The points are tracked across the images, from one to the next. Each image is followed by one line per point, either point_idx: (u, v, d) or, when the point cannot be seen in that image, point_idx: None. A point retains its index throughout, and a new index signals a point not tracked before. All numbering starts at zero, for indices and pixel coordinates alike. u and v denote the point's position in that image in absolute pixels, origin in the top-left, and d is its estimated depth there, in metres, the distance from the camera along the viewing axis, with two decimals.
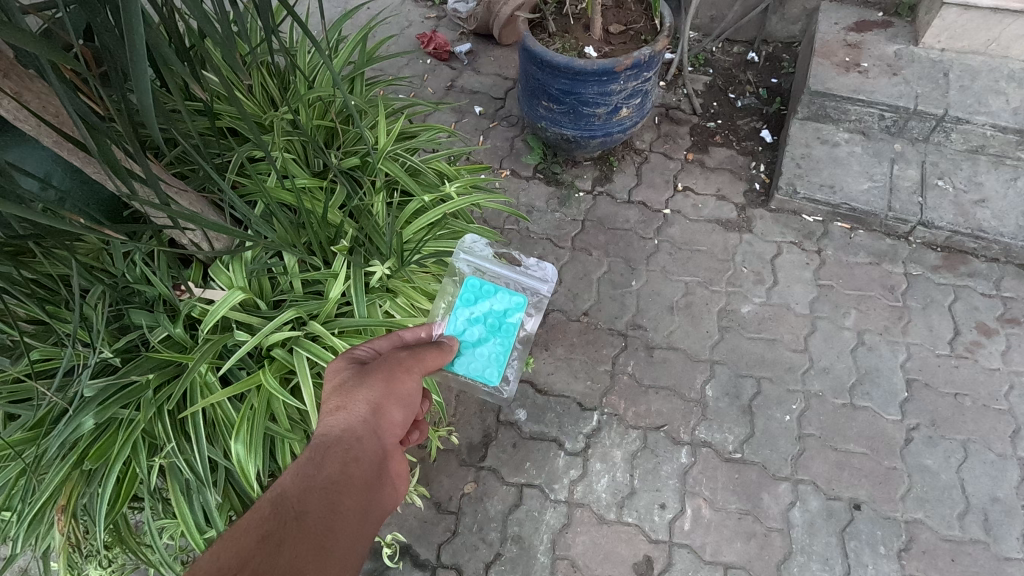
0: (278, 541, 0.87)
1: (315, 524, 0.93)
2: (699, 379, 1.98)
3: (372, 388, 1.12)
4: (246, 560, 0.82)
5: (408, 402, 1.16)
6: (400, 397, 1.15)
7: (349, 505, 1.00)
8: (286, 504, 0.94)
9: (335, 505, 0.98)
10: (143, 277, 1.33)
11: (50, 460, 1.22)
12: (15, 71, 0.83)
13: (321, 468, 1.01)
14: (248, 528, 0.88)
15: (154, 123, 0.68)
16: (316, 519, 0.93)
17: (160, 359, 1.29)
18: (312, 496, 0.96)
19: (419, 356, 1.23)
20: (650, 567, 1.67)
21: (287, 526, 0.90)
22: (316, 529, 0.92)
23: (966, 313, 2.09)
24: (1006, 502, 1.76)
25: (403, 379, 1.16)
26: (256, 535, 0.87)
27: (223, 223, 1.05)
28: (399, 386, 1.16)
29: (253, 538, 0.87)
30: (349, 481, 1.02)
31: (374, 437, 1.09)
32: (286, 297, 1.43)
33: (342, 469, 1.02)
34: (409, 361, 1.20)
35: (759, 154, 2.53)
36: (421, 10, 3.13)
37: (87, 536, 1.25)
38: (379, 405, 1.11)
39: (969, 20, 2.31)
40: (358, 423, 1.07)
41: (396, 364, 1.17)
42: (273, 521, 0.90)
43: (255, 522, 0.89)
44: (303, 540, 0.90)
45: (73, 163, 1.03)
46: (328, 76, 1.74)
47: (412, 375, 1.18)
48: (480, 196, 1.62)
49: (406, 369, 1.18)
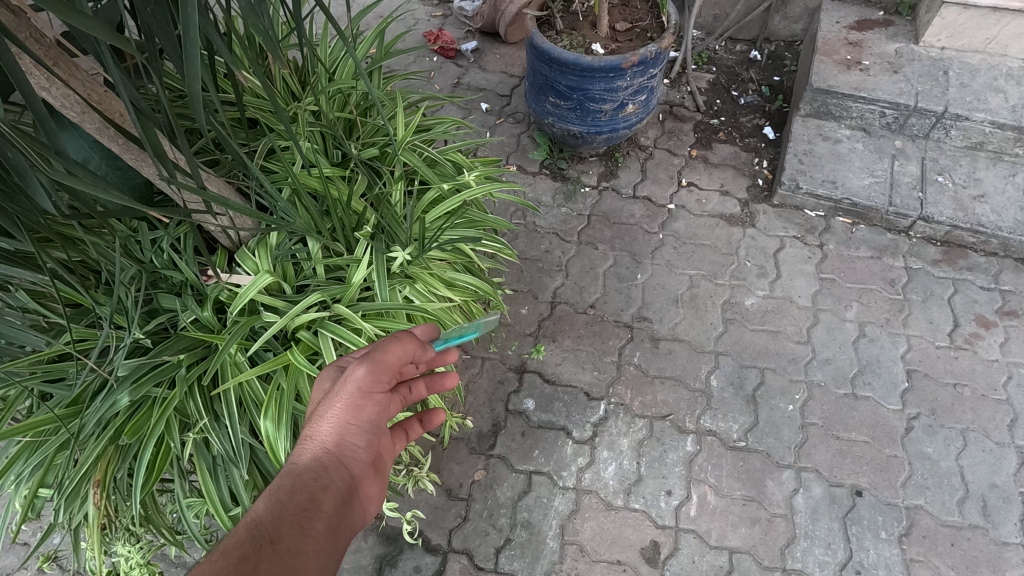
0: (252, 564, 0.84)
1: (288, 547, 0.89)
2: (704, 370, 2.02)
3: (342, 415, 1.07)
4: None
5: (373, 425, 1.11)
6: (369, 425, 1.10)
7: (323, 529, 0.95)
8: (261, 528, 0.90)
9: (308, 528, 0.93)
10: (170, 264, 1.41)
11: (87, 436, 1.29)
12: (64, 60, 0.94)
13: (293, 495, 0.97)
14: (222, 552, 0.85)
15: (201, 109, 0.73)
16: (290, 542, 0.89)
17: (191, 341, 1.37)
18: (286, 520, 0.93)
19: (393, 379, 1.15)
20: (657, 551, 1.71)
21: (261, 550, 0.87)
22: (291, 551, 0.88)
23: (965, 306, 2.14)
24: (1004, 489, 1.80)
25: (375, 405, 1.11)
26: (232, 558, 0.83)
27: (249, 208, 1.12)
28: (367, 411, 1.10)
29: (227, 562, 0.83)
30: (321, 505, 0.98)
31: (342, 465, 1.05)
32: (309, 282, 1.49)
33: (313, 496, 0.98)
34: (381, 387, 1.13)
35: (762, 151, 2.57)
36: (428, 9, 3.18)
37: (117, 513, 1.31)
38: (343, 432, 1.07)
39: (969, 19, 2.36)
40: (325, 451, 1.03)
41: (362, 386, 1.11)
42: (248, 544, 0.87)
43: (228, 548, 0.86)
44: (277, 562, 0.86)
45: (111, 149, 1.11)
46: (348, 69, 1.81)
47: (382, 406, 1.12)
48: (495, 185, 1.67)
49: (377, 396, 1.12)
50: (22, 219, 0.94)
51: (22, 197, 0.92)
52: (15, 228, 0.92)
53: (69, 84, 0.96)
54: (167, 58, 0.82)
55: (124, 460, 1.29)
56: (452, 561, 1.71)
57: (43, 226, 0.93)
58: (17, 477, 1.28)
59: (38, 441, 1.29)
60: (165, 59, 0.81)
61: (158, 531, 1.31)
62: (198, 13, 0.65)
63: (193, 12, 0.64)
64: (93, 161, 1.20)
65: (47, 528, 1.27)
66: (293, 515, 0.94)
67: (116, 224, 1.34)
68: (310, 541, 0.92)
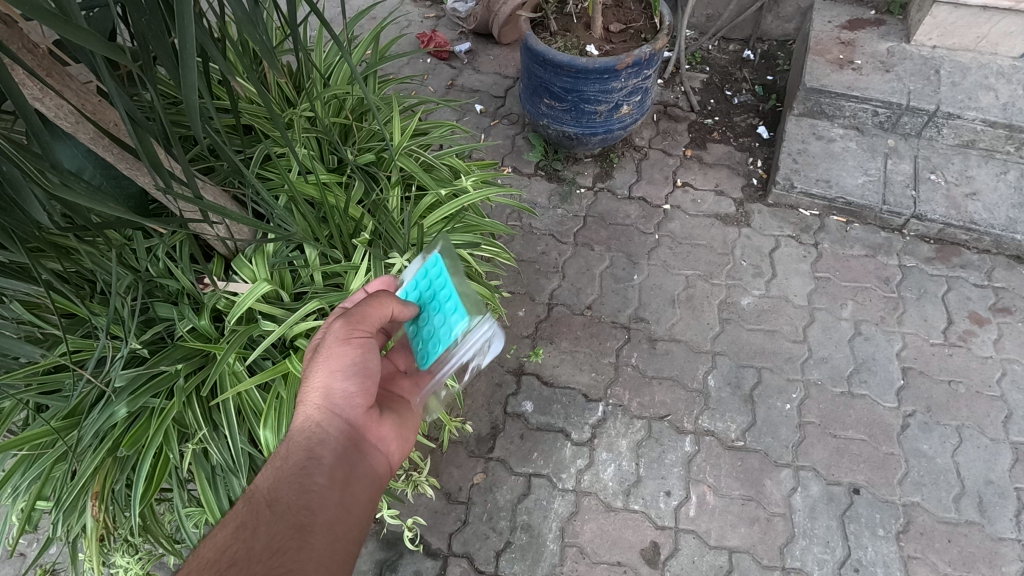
0: (252, 528, 0.94)
1: (288, 506, 0.99)
2: (701, 370, 2.02)
3: (317, 372, 1.10)
4: (218, 550, 0.90)
5: (356, 371, 1.12)
6: (343, 370, 1.12)
7: (323, 483, 1.05)
8: (259, 495, 1.01)
9: (308, 485, 1.03)
10: (166, 272, 1.41)
11: (84, 447, 1.28)
12: (57, 70, 0.93)
13: (287, 458, 1.06)
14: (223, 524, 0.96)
15: (197, 118, 0.72)
16: (287, 501, 0.99)
17: (187, 350, 1.37)
18: (284, 482, 1.03)
19: (354, 318, 1.12)
20: (656, 552, 1.72)
21: (260, 513, 0.97)
22: (291, 510, 0.99)
23: (959, 303, 2.15)
24: (999, 485, 1.82)
25: (342, 348, 1.11)
26: (232, 524, 0.95)
27: (247, 216, 1.12)
28: (341, 358, 1.11)
29: (228, 532, 0.94)
30: (319, 461, 1.06)
31: (336, 416, 1.11)
32: (307, 289, 1.49)
33: (309, 453, 1.06)
34: (347, 330, 1.12)
35: (756, 150, 2.58)
36: (421, 11, 3.17)
37: (115, 524, 1.31)
38: (327, 384, 1.11)
39: (959, 18, 2.37)
40: (312, 411, 1.10)
41: (332, 337, 1.11)
42: (248, 511, 0.97)
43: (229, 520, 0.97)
44: (275, 522, 0.96)
45: (106, 159, 1.11)
46: (343, 74, 1.81)
47: (351, 346, 1.12)
48: (493, 190, 1.67)
49: (341, 339, 1.11)
50: (16, 231, 0.93)
51: (16, 209, 0.91)
52: (9, 240, 0.92)
53: (64, 95, 0.95)
54: (162, 65, 0.81)
55: (123, 471, 1.29)
56: (453, 564, 1.71)
57: (38, 239, 0.92)
58: (14, 490, 1.28)
59: (34, 454, 1.29)
60: (160, 68, 0.81)
61: (157, 542, 1.31)
62: (193, 23, 0.64)
63: (190, 22, 0.63)
64: (87, 170, 1.19)
65: (45, 541, 1.27)
66: (291, 477, 1.03)
67: (110, 233, 1.34)
68: (310, 497, 1.02)
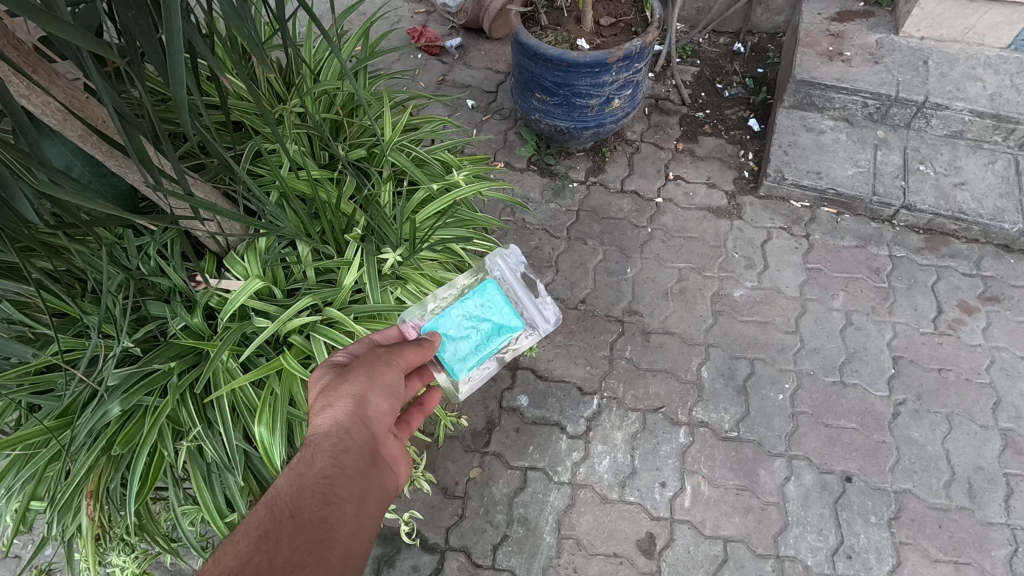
0: (274, 539, 0.90)
1: (311, 518, 0.95)
2: (695, 362, 2.04)
3: (354, 384, 1.13)
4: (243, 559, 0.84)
5: (391, 389, 1.18)
6: (382, 385, 1.16)
7: (344, 496, 1.01)
8: (280, 505, 0.96)
9: (330, 496, 0.99)
10: (157, 270, 1.41)
11: (79, 447, 1.28)
12: (44, 67, 0.92)
13: (313, 465, 1.03)
14: (242, 534, 0.91)
15: (187, 116, 0.71)
16: (311, 515, 0.95)
17: (181, 348, 1.37)
18: (306, 494, 0.98)
19: (398, 348, 1.23)
20: (652, 543, 1.73)
21: (282, 525, 0.92)
22: (313, 523, 0.94)
23: (948, 292, 2.17)
24: (989, 471, 1.84)
25: (385, 366, 1.19)
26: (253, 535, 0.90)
27: (240, 213, 1.12)
28: (382, 375, 1.17)
29: (247, 544, 0.89)
30: (343, 471, 1.04)
31: (363, 427, 1.11)
32: (300, 286, 1.50)
33: (334, 462, 1.04)
34: (390, 353, 1.21)
35: (747, 143, 2.59)
36: (411, 6, 3.15)
37: (111, 523, 1.31)
38: (363, 395, 1.13)
39: (946, 9, 2.39)
40: (343, 418, 1.09)
41: (374, 356, 1.19)
42: (269, 522, 0.92)
43: (248, 530, 0.91)
44: (298, 535, 0.91)
45: (95, 157, 1.11)
46: (333, 70, 1.81)
47: (392, 367, 1.19)
48: (485, 184, 1.67)
49: (385, 359, 1.20)
50: (5, 229, 0.92)
51: (5, 207, 0.90)
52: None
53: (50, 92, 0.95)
54: (150, 62, 0.80)
55: (117, 470, 1.29)
56: (450, 558, 1.72)
57: (27, 237, 0.91)
58: (7, 491, 1.28)
59: (27, 454, 1.29)
60: (147, 63, 0.80)
61: (153, 540, 1.30)
62: (181, 18, 0.63)
63: (178, 18, 0.62)
64: (76, 168, 1.18)
65: (40, 541, 1.27)
66: (313, 487, 0.99)
67: (99, 231, 1.34)
68: (332, 508, 0.98)
